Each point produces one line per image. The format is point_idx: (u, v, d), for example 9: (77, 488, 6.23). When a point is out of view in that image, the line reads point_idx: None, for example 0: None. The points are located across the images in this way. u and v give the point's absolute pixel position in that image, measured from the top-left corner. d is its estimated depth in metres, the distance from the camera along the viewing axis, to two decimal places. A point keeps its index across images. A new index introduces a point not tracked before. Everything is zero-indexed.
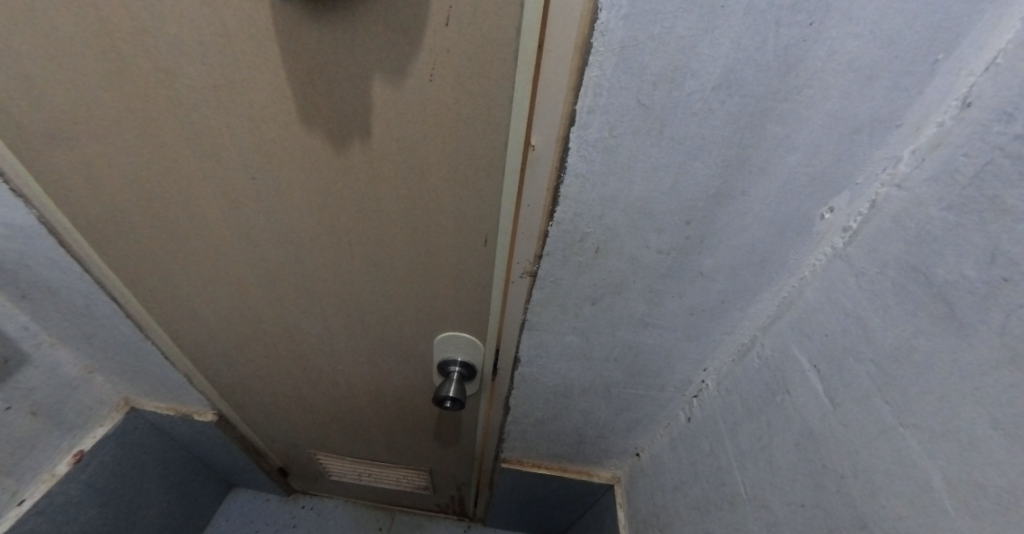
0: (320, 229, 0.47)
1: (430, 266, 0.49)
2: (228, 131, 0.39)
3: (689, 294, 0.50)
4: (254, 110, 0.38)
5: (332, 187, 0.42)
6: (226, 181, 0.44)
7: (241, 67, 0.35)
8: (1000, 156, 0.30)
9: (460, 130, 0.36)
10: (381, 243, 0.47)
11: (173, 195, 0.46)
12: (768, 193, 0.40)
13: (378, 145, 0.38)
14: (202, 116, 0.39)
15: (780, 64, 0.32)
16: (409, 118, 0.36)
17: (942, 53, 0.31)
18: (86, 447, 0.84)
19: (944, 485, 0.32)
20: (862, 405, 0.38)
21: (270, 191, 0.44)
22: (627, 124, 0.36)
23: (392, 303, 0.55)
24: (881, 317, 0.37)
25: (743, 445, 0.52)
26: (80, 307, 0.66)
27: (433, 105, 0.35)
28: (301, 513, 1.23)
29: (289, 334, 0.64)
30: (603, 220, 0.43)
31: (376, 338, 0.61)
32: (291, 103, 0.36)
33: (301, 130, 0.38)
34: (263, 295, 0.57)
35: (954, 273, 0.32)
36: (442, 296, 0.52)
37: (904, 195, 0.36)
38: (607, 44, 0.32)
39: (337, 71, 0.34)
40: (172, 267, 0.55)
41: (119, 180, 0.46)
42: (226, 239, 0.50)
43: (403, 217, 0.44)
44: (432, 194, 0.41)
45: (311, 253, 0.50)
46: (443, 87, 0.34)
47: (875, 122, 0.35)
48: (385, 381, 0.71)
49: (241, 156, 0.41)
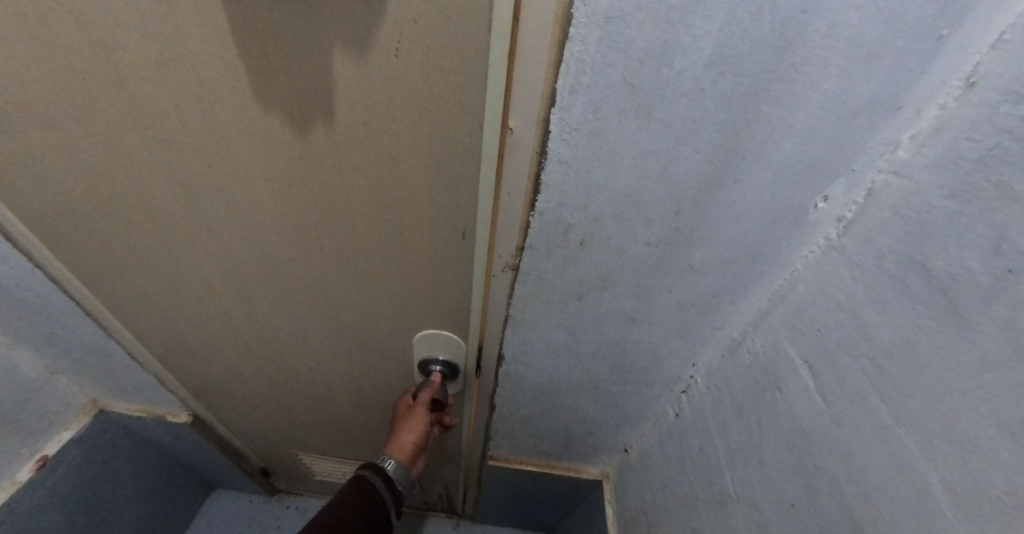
0: (287, 223, 0.44)
1: (406, 262, 0.47)
2: (179, 115, 0.36)
3: (679, 289, 0.48)
4: (205, 90, 0.34)
5: (297, 177, 0.40)
6: (181, 171, 0.41)
7: (187, 42, 0.31)
8: (1008, 140, 0.27)
9: (432, 110, 0.34)
10: (353, 237, 0.45)
11: (126, 185, 0.43)
12: (762, 180, 0.38)
13: (343, 128, 0.35)
14: (148, 97, 0.35)
15: (777, 38, 0.29)
16: (378, 101, 0.33)
17: (947, 29, 0.29)
18: (51, 452, 0.80)
19: (943, 489, 0.30)
20: (857, 402, 0.36)
21: (231, 181, 0.41)
22: (613, 105, 0.33)
23: (368, 300, 0.52)
24: (879, 312, 0.35)
25: (733, 443, 0.51)
26: (35, 306, 0.62)
27: (402, 83, 0.32)
28: (286, 513, 1.21)
29: (262, 334, 0.61)
30: (588, 210, 0.40)
31: (354, 336, 0.59)
32: (243, 80, 0.33)
33: (260, 114, 0.35)
34: (231, 293, 0.55)
35: (956, 265, 0.30)
36: (420, 293, 0.50)
37: (903, 183, 0.34)
38: (590, 15, 0.28)
39: (292, 44, 0.31)
40: (130, 262, 0.52)
41: (64, 171, 0.42)
42: (186, 232, 0.47)
43: (373, 210, 0.42)
44: (405, 184, 0.39)
45: (280, 249, 0.48)
46: (411, 61, 0.31)
47: (874, 104, 0.33)
48: (365, 381, 0.69)
49: (195, 141, 0.38)
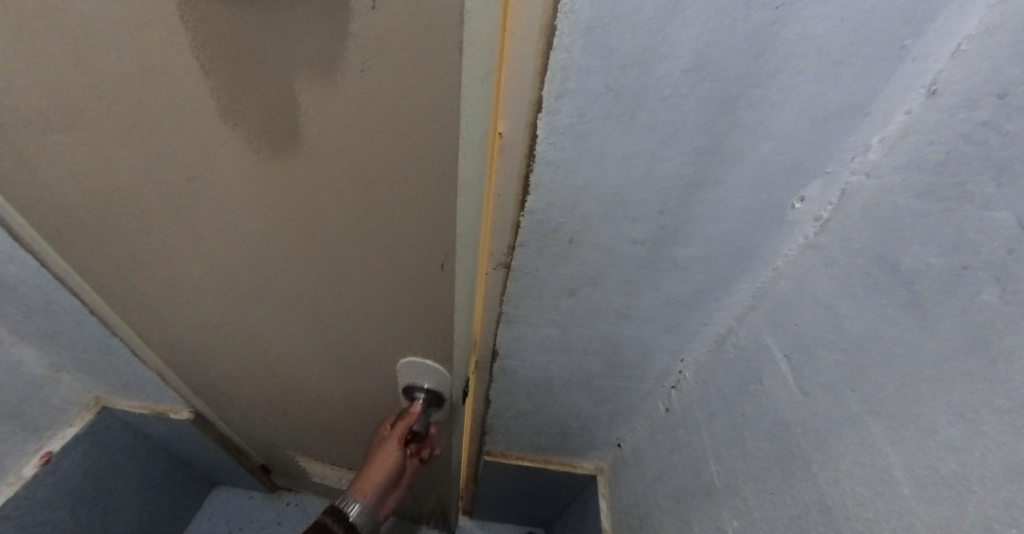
0: (266, 248, 0.42)
1: (391, 287, 0.44)
2: (139, 143, 0.33)
3: (666, 285, 0.50)
4: (163, 120, 0.31)
5: (270, 206, 0.37)
6: (151, 195, 0.39)
7: (133, 73, 0.28)
8: (964, 144, 0.30)
9: (410, 140, 0.31)
10: (334, 264, 0.43)
11: (99, 205, 0.41)
12: (742, 182, 0.40)
13: (313, 161, 0.33)
14: (102, 127, 0.32)
15: (751, 47, 0.31)
16: (349, 133, 0.31)
17: (910, 39, 0.31)
18: (55, 448, 0.81)
19: (905, 473, 0.31)
20: (832, 393, 0.38)
21: (203, 206, 0.39)
22: (598, 109, 0.35)
23: (354, 322, 0.51)
24: (852, 307, 0.37)
25: (718, 435, 0.53)
26: (41, 304, 0.63)
27: (376, 114, 0.30)
28: (286, 510, 1.22)
29: (253, 343, 0.61)
30: (576, 210, 0.42)
31: (343, 352, 0.58)
32: (194, 106, 0.30)
33: (224, 146, 0.32)
34: (219, 306, 0.54)
35: (919, 261, 0.32)
36: (405, 319, 0.48)
37: (874, 184, 0.36)
38: (573, 26, 0.30)
39: (245, 75, 0.27)
40: (120, 269, 0.52)
41: (44, 185, 0.41)
42: (166, 250, 0.45)
43: (351, 236, 0.39)
44: (385, 215, 0.37)
45: (262, 271, 0.46)
46: (379, 86, 0.28)
47: (846, 109, 0.35)
48: (358, 390, 0.68)
49: (161, 169, 0.36)
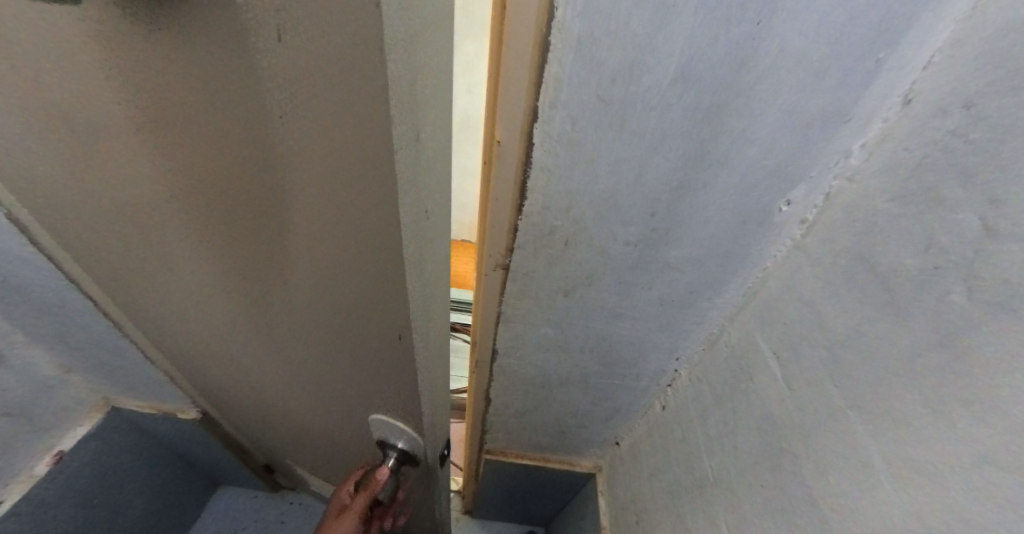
0: (229, 285, 0.40)
1: (353, 340, 0.40)
2: (100, 171, 0.32)
3: (659, 285, 0.51)
4: (117, 148, 0.30)
5: (226, 243, 0.35)
6: (120, 222, 0.37)
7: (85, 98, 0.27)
8: (936, 151, 0.31)
9: (354, 189, 0.27)
10: (294, 311, 0.39)
11: (82, 224, 0.41)
12: (729, 186, 0.41)
13: (261, 199, 0.30)
14: (68, 152, 0.32)
15: (733, 59, 0.33)
16: (293, 174, 0.27)
17: (885, 52, 0.32)
18: (66, 447, 0.83)
19: (883, 463, 0.33)
20: (816, 388, 0.39)
21: (166, 237, 0.37)
22: (589, 118, 0.36)
23: (322, 368, 0.47)
24: (834, 305, 0.38)
25: (711, 430, 0.54)
26: (54, 306, 0.65)
27: (317, 157, 0.26)
28: (289, 508, 1.24)
29: (235, 370, 0.59)
30: (570, 213, 0.44)
31: (315, 395, 0.54)
32: (143, 136, 0.28)
33: (178, 177, 0.31)
34: (197, 332, 0.52)
35: (895, 262, 0.33)
36: (371, 372, 0.44)
37: (854, 188, 0.38)
38: (565, 41, 0.32)
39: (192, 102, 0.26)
40: (115, 281, 0.52)
41: (41, 199, 0.42)
42: (142, 274, 0.44)
43: (306, 284, 0.35)
44: (336, 268, 0.33)
45: (229, 307, 0.43)
46: (314, 125, 0.25)
47: (826, 117, 0.36)
48: (336, 432, 0.64)
49: (124, 198, 0.34)
